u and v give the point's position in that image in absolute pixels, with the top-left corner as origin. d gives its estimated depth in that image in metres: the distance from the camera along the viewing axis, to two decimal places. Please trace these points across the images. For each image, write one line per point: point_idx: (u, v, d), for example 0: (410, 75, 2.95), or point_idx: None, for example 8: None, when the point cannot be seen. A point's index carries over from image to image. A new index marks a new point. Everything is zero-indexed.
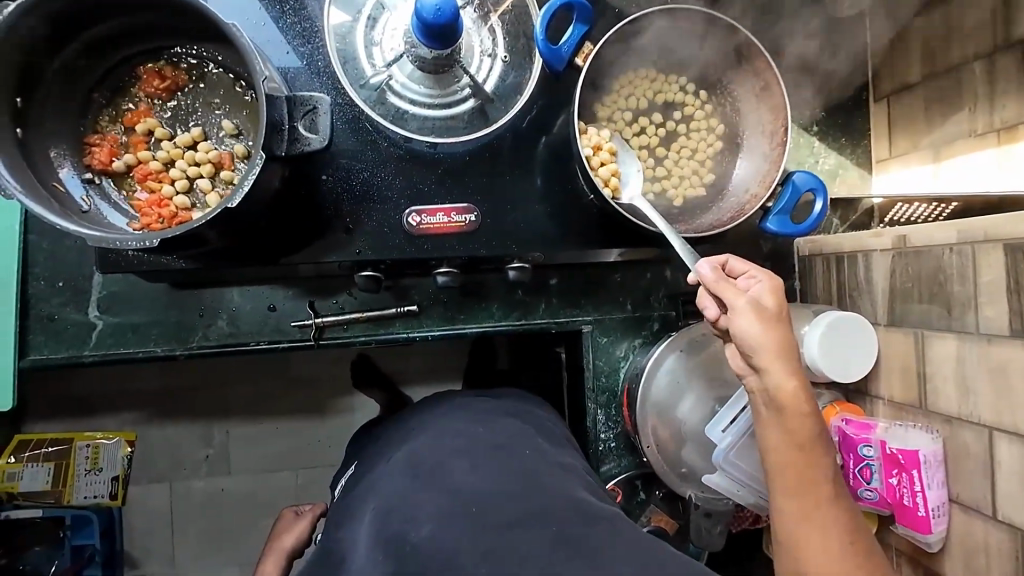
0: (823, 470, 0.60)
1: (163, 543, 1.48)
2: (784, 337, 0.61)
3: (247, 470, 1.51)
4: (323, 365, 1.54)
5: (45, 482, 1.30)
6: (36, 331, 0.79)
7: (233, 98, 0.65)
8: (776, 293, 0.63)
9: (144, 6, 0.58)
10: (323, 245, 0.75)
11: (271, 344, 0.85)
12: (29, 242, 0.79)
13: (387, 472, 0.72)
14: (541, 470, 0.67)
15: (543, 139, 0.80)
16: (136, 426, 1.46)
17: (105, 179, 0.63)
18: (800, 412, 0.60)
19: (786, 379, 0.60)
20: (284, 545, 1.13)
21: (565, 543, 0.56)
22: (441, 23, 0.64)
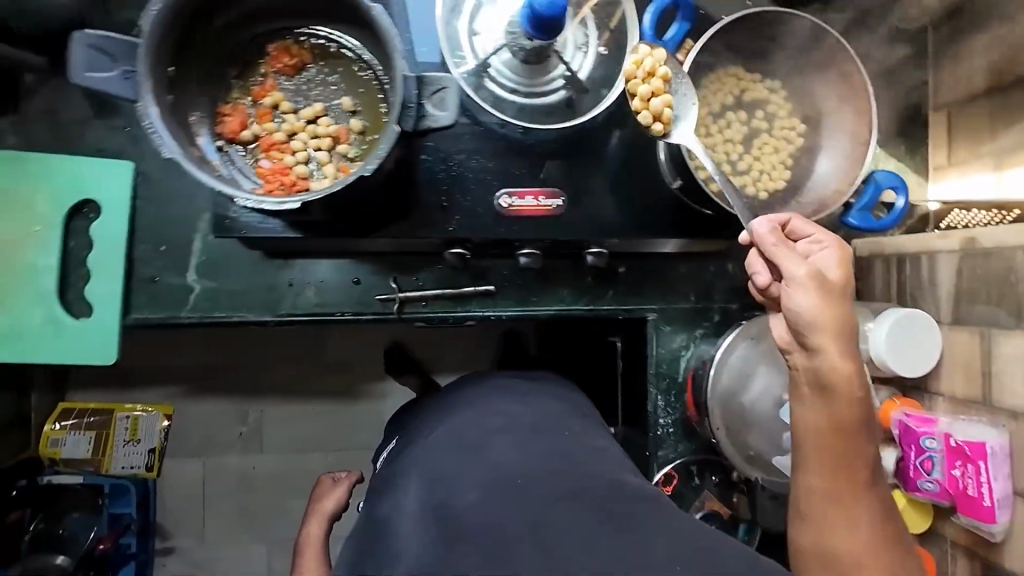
0: (862, 451, 0.63)
1: (193, 518, 1.58)
2: (843, 316, 0.63)
3: (279, 449, 1.61)
4: (350, 350, 1.64)
5: (87, 449, 1.47)
6: (138, 292, 0.83)
7: (353, 77, 0.69)
8: (840, 268, 0.65)
9: None
10: (417, 223, 0.80)
11: (355, 315, 0.89)
12: (137, 206, 0.83)
13: (431, 444, 0.75)
14: (588, 449, 0.71)
15: (615, 134, 0.84)
16: (175, 401, 1.57)
17: (233, 147, 0.67)
18: (850, 394, 0.63)
19: (840, 358, 0.63)
20: (325, 509, 1.08)
21: (619, 514, 0.59)
22: (553, 13, 0.68)
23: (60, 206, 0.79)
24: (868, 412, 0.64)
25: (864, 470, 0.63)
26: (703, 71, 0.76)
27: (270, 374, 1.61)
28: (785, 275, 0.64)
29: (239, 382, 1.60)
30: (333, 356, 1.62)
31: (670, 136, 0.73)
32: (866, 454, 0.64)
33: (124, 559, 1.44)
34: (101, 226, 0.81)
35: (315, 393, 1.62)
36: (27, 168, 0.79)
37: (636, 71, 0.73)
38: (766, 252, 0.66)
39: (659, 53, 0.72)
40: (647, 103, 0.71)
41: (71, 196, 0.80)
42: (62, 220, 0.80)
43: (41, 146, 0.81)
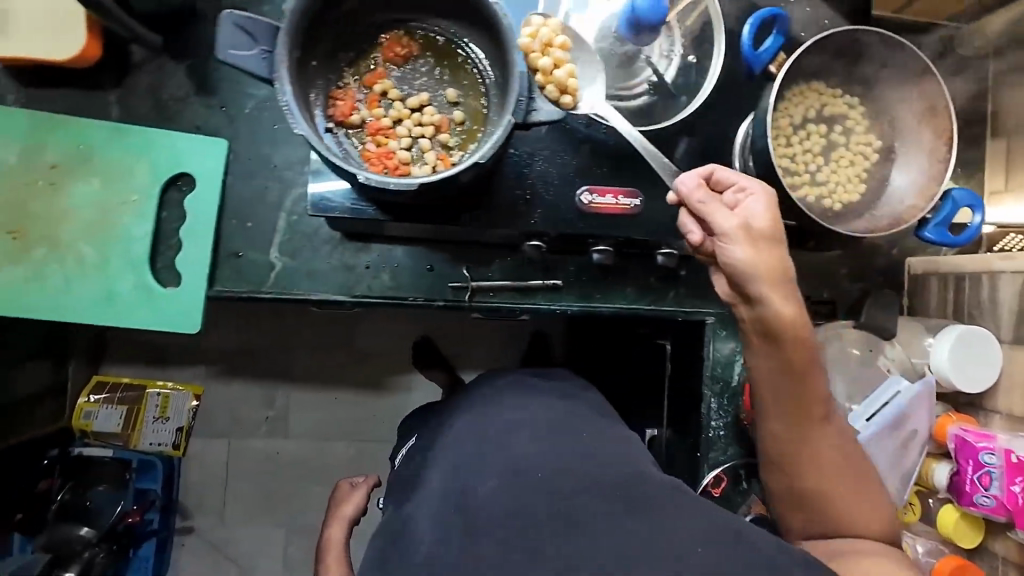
0: (817, 389, 0.70)
1: (215, 498, 1.59)
2: (776, 262, 0.67)
3: (302, 436, 1.63)
4: (382, 341, 1.65)
5: (118, 423, 1.51)
6: (224, 266, 0.86)
7: (459, 70, 0.72)
8: (772, 207, 0.67)
9: None
10: (502, 214, 0.83)
11: (427, 301, 0.91)
12: (227, 182, 0.86)
13: (454, 440, 0.81)
14: (605, 446, 0.75)
15: (683, 142, 0.85)
16: (202, 382, 1.60)
17: (342, 130, 0.70)
18: (798, 339, 0.69)
19: (783, 305, 0.68)
20: (346, 515, 1.00)
21: (632, 507, 0.64)
22: (655, 19, 0.74)
23: (157, 178, 0.83)
24: (814, 350, 0.70)
25: (822, 409, 0.70)
26: (787, 85, 0.79)
27: (302, 360, 1.63)
28: (716, 230, 0.68)
29: (269, 366, 1.62)
30: (364, 346, 1.64)
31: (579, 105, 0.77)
32: (821, 392, 0.71)
33: (146, 534, 1.48)
34: (193, 199, 0.84)
35: (344, 382, 1.64)
36: (128, 140, 0.82)
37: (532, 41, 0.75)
38: (692, 208, 0.70)
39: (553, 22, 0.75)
40: (552, 74, 0.75)
41: (167, 169, 0.83)
42: (157, 192, 0.83)
43: (141, 121, 0.84)
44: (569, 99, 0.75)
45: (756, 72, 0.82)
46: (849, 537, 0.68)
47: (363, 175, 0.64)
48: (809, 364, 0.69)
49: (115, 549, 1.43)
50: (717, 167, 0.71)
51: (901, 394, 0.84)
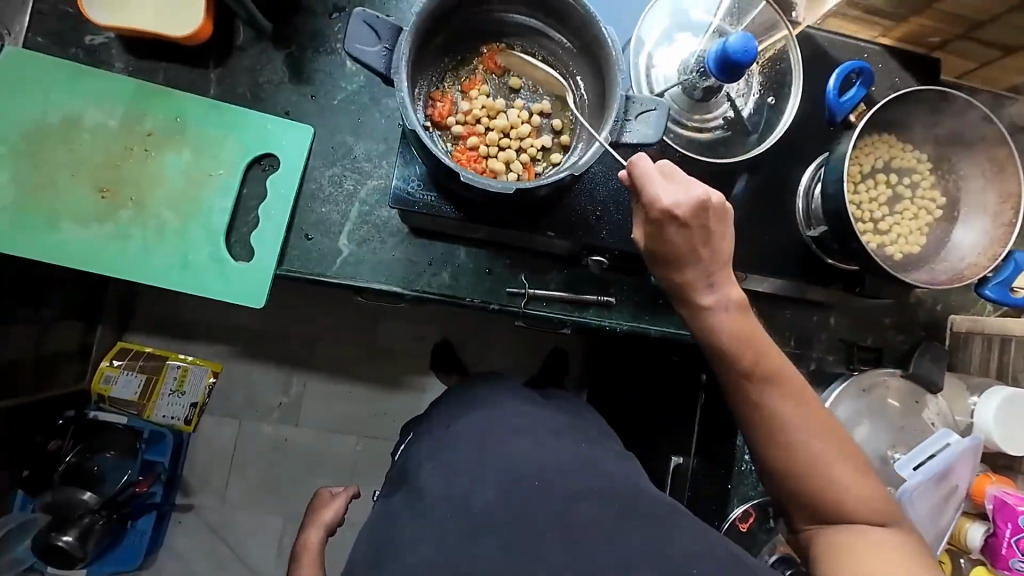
0: (745, 378, 0.71)
1: (218, 478, 1.59)
2: (680, 278, 0.71)
3: (314, 426, 1.63)
4: (405, 341, 1.66)
5: (135, 391, 1.55)
6: (294, 247, 0.89)
7: (552, 86, 0.76)
8: (665, 230, 0.68)
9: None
10: (572, 226, 0.85)
11: (483, 303, 0.93)
12: (309, 165, 0.89)
13: (460, 437, 0.84)
14: (607, 460, 0.78)
15: (749, 177, 0.90)
16: (223, 360, 1.61)
17: (436, 130, 0.73)
18: (716, 339, 0.71)
19: (696, 321, 0.72)
20: (323, 519, 1.07)
21: (644, 519, 0.67)
22: (746, 60, 0.75)
23: (246, 155, 0.87)
24: (737, 338, 0.70)
25: (754, 393, 0.70)
26: (860, 134, 0.82)
27: (325, 350, 1.64)
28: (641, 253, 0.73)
29: (292, 352, 1.63)
30: (387, 343, 1.65)
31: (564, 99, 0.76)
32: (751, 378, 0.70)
33: (146, 507, 1.47)
34: (276, 178, 0.87)
35: (362, 376, 1.65)
36: (224, 116, 0.87)
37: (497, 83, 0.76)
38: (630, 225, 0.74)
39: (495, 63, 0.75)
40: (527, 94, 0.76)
41: (256, 147, 0.87)
42: (243, 167, 0.87)
43: (237, 100, 0.89)
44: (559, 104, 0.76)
45: (838, 119, 0.83)
46: (850, 525, 0.67)
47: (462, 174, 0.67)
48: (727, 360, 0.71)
49: (115, 518, 1.40)
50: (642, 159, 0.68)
51: (952, 446, 0.83)
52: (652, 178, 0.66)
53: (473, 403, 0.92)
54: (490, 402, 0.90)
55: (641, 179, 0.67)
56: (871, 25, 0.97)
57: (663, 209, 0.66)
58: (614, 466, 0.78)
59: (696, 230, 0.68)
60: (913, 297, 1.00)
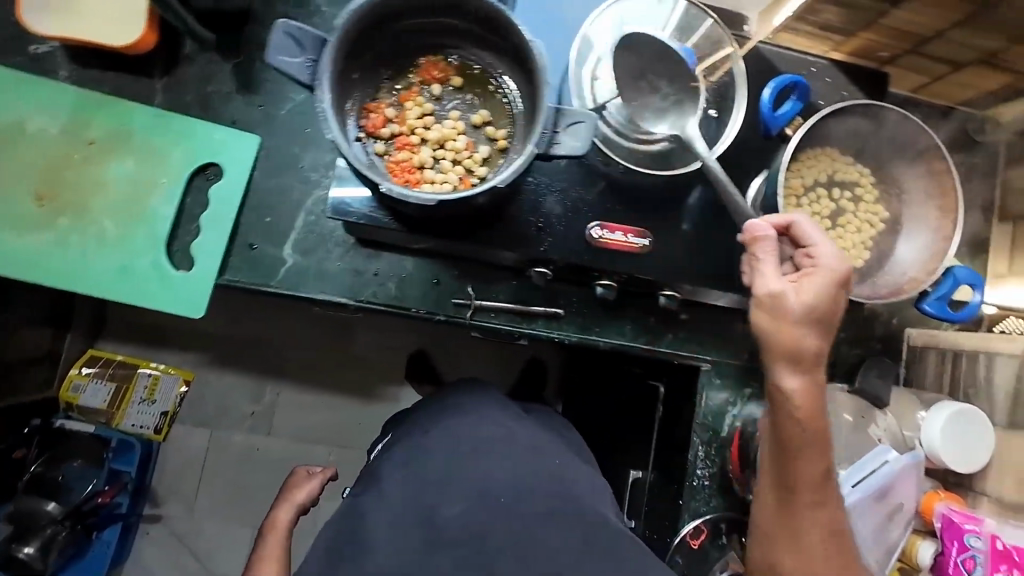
0: (818, 472, 0.74)
1: (188, 488, 1.57)
2: (805, 347, 0.72)
3: (286, 434, 1.61)
4: (379, 352, 1.65)
5: (104, 400, 1.53)
6: (237, 256, 0.88)
7: (490, 99, 0.76)
8: (823, 288, 0.71)
9: (458, 13, 0.69)
10: (513, 237, 0.85)
11: (429, 314, 0.93)
12: (254, 176, 0.89)
13: (426, 445, 0.86)
14: (575, 480, 0.82)
15: (702, 188, 0.90)
16: (195, 368, 1.60)
17: (371, 141, 0.73)
18: (806, 427, 0.73)
19: (800, 395, 0.73)
20: (296, 500, 1.08)
21: (590, 546, 0.72)
22: None
23: (190, 163, 0.86)
24: (822, 437, 0.74)
25: (812, 490, 0.74)
26: (802, 147, 0.82)
27: (298, 359, 1.63)
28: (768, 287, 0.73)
29: (264, 360, 1.62)
30: (362, 352, 1.64)
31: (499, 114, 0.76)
32: (825, 474, 0.74)
33: (112, 518, 1.45)
34: (220, 188, 0.87)
35: (334, 386, 1.64)
36: (170, 125, 0.86)
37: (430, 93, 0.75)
38: (758, 249, 0.74)
39: (428, 75, 0.75)
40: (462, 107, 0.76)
41: (201, 157, 0.87)
42: (187, 177, 0.87)
43: (184, 109, 0.88)
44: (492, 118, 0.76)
45: (773, 133, 0.84)
46: None
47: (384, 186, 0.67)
48: (805, 439, 0.73)
49: (78, 528, 1.37)
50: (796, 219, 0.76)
51: (891, 464, 0.83)
52: (827, 236, 0.73)
53: (446, 412, 0.92)
54: (457, 410, 0.92)
55: (816, 235, 0.74)
56: (823, 40, 0.97)
57: (839, 265, 0.72)
58: (571, 480, 0.82)
59: (841, 306, 0.73)
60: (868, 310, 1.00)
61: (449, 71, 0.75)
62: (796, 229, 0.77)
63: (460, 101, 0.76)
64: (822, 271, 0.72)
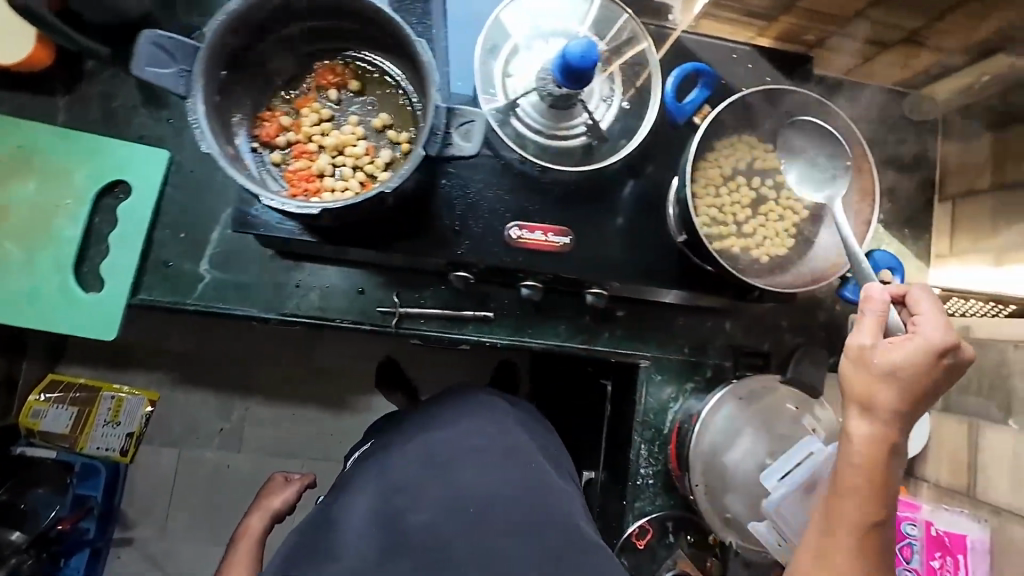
0: (859, 526, 0.64)
1: (161, 507, 1.54)
2: (885, 402, 0.64)
3: (255, 449, 1.58)
4: (347, 361, 1.62)
5: (67, 425, 1.47)
6: (151, 274, 0.86)
7: (391, 101, 0.74)
8: (917, 354, 0.63)
9: (345, 14, 0.68)
10: (429, 242, 0.83)
11: (354, 324, 0.90)
12: (165, 192, 0.87)
13: (395, 456, 0.83)
14: (550, 487, 0.79)
15: (633, 182, 0.88)
16: (161, 388, 1.57)
17: (266, 150, 0.71)
18: (864, 481, 0.64)
19: (862, 442, 0.65)
20: (271, 506, 1.14)
21: (548, 559, 0.71)
22: (584, 67, 0.73)
23: (96, 182, 0.84)
24: (881, 492, 0.64)
25: (851, 544, 0.64)
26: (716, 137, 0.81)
27: (263, 373, 1.59)
28: (862, 343, 0.66)
29: (229, 376, 1.59)
30: (329, 362, 1.61)
31: (402, 119, 0.74)
32: (870, 530, 0.64)
33: (80, 544, 1.42)
34: (128, 206, 0.84)
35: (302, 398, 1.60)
36: (74, 144, 0.84)
37: (328, 98, 0.73)
38: (865, 305, 0.67)
39: (325, 79, 0.72)
40: (362, 112, 0.74)
41: (107, 174, 0.84)
42: (94, 195, 0.84)
43: (89, 127, 0.86)
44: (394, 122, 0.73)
45: (682, 122, 0.87)
46: None
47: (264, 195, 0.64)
48: (870, 484, 0.64)
49: (43, 556, 1.35)
50: (916, 287, 0.68)
51: (815, 456, 0.75)
52: (941, 309, 0.65)
53: (425, 421, 0.89)
54: (437, 417, 0.88)
55: (928, 307, 0.66)
56: (746, 27, 0.95)
57: (950, 343, 0.63)
58: (548, 486, 0.80)
59: (938, 379, 0.64)
60: (807, 297, 0.98)
61: (346, 74, 0.73)
62: (909, 296, 0.68)
63: (359, 105, 0.74)
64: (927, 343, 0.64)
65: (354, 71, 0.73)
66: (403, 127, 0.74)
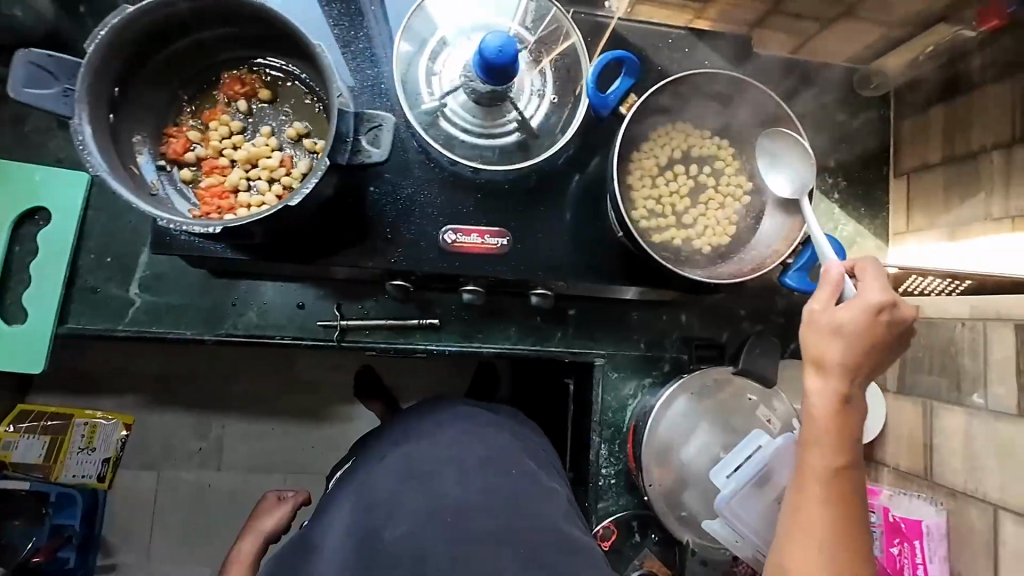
0: (825, 474, 0.62)
1: (143, 531, 1.37)
2: (836, 356, 0.63)
3: (237, 468, 1.41)
4: (324, 371, 1.44)
5: (39, 455, 1.30)
6: (78, 301, 0.84)
7: (305, 108, 0.72)
8: (860, 313, 0.63)
9: (246, 20, 0.66)
10: (361, 252, 0.80)
11: (295, 340, 0.87)
12: (87, 216, 0.85)
13: (376, 471, 0.76)
14: (532, 493, 0.73)
15: (576, 177, 0.86)
16: (136, 411, 1.39)
17: (175, 168, 0.69)
18: (825, 430, 0.63)
19: (818, 395, 0.64)
20: (263, 527, 1.04)
21: (526, 565, 0.65)
22: (502, 62, 0.70)
23: (12, 210, 0.82)
24: (849, 443, 0.63)
25: (818, 491, 0.61)
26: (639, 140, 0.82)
27: (245, 388, 1.43)
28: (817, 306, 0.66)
29: (206, 395, 1.41)
30: (307, 376, 1.45)
31: (316, 127, 0.71)
32: (838, 477, 0.61)
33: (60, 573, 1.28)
34: (48, 233, 0.82)
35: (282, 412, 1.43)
36: None
37: (239, 109, 0.71)
38: (825, 276, 0.68)
39: (234, 89, 0.70)
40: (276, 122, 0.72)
41: (23, 202, 0.82)
42: (11, 225, 0.82)
43: (5, 153, 0.84)
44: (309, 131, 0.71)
45: (605, 115, 0.82)
46: None
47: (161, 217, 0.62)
48: (837, 435, 0.62)
49: None
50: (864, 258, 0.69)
51: (762, 451, 0.75)
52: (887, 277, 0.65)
53: (407, 430, 0.82)
54: (417, 431, 0.81)
55: (871, 276, 0.66)
56: (681, 12, 0.93)
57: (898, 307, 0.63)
58: (533, 490, 0.74)
59: (884, 339, 0.64)
60: (761, 285, 0.96)
61: (255, 83, 0.71)
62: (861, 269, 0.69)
63: (272, 115, 0.72)
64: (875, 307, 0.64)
65: (264, 80, 0.71)
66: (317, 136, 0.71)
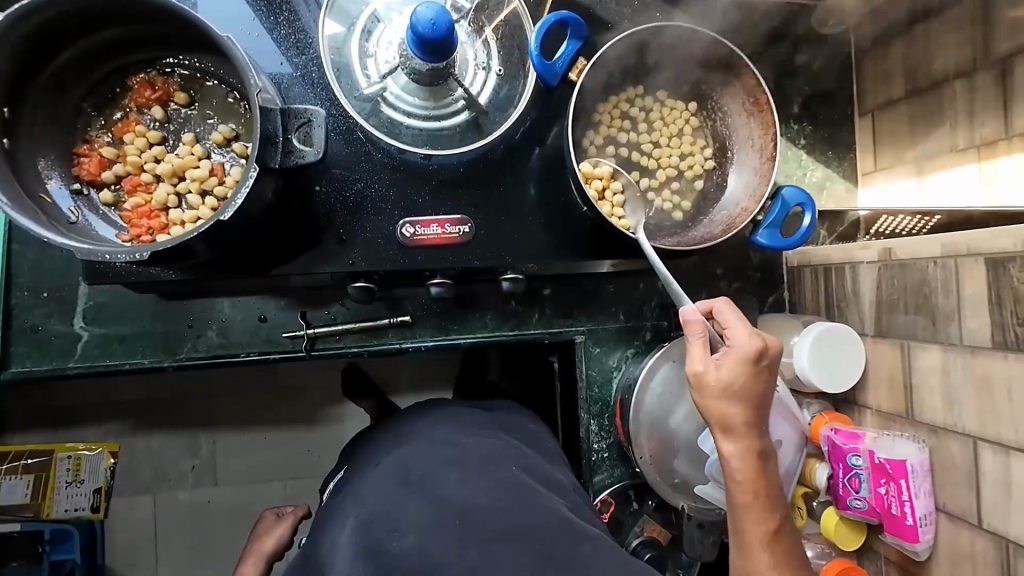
0: (766, 538, 0.62)
1: (142, 558, 1.26)
2: (737, 418, 0.64)
3: (231, 483, 1.29)
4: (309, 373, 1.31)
5: (25, 494, 1.11)
6: (19, 342, 0.78)
7: (224, 107, 0.71)
8: (740, 367, 0.64)
9: (139, 19, 0.64)
10: (315, 256, 0.76)
11: (262, 355, 0.83)
12: (13, 251, 0.79)
13: (370, 479, 0.67)
14: (529, 483, 0.65)
15: (537, 150, 0.81)
16: (120, 437, 1.26)
17: (92, 189, 0.69)
18: (751, 493, 0.63)
19: (736, 459, 0.64)
20: (263, 548, 1.04)
21: (542, 565, 0.56)
22: (436, 37, 0.64)
23: None
24: (771, 495, 0.64)
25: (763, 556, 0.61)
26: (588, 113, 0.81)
27: (224, 400, 1.29)
28: (693, 370, 0.65)
29: (189, 412, 1.28)
30: (288, 380, 1.31)
31: (238, 132, 0.70)
32: (773, 538, 0.62)
33: None
34: None
35: (275, 420, 1.31)
36: None
37: (153, 119, 0.70)
38: (688, 332, 0.66)
39: (141, 98, 0.69)
40: (196, 128, 0.71)
41: None
42: None
43: None
44: (233, 134, 0.70)
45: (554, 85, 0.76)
46: None
47: (67, 237, 0.59)
48: (763, 495, 0.63)
49: None
50: (717, 302, 0.69)
51: None
52: (743, 319, 0.67)
53: (400, 437, 0.75)
54: (408, 435, 0.73)
55: (732, 320, 0.67)
56: None
57: (756, 347, 0.64)
58: (530, 482, 0.65)
59: (767, 383, 0.65)
60: (735, 241, 0.94)
61: (164, 88, 0.70)
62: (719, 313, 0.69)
63: (190, 121, 0.71)
64: (742, 355, 0.65)
65: (174, 84, 0.70)
66: (242, 141, 0.70)
